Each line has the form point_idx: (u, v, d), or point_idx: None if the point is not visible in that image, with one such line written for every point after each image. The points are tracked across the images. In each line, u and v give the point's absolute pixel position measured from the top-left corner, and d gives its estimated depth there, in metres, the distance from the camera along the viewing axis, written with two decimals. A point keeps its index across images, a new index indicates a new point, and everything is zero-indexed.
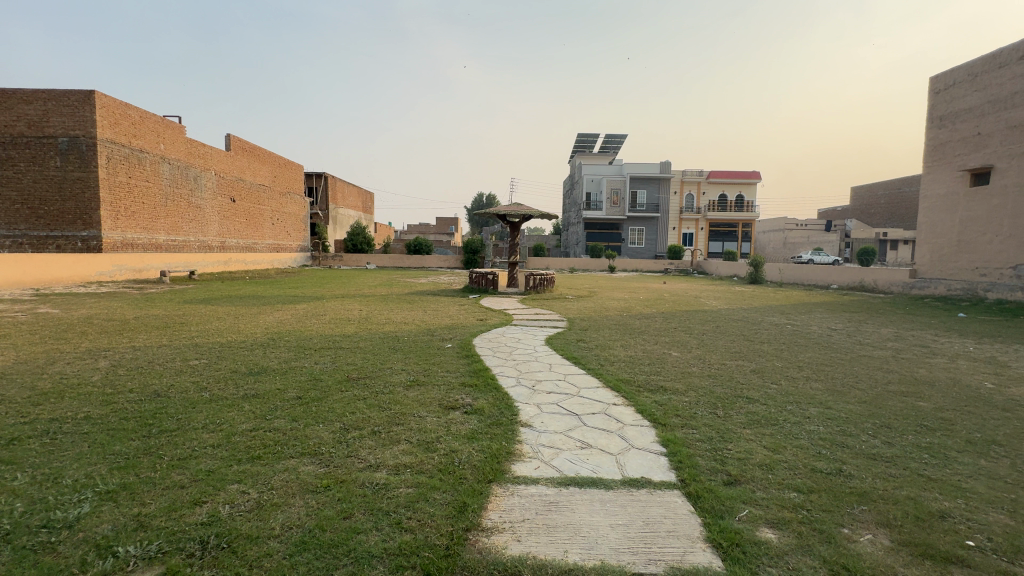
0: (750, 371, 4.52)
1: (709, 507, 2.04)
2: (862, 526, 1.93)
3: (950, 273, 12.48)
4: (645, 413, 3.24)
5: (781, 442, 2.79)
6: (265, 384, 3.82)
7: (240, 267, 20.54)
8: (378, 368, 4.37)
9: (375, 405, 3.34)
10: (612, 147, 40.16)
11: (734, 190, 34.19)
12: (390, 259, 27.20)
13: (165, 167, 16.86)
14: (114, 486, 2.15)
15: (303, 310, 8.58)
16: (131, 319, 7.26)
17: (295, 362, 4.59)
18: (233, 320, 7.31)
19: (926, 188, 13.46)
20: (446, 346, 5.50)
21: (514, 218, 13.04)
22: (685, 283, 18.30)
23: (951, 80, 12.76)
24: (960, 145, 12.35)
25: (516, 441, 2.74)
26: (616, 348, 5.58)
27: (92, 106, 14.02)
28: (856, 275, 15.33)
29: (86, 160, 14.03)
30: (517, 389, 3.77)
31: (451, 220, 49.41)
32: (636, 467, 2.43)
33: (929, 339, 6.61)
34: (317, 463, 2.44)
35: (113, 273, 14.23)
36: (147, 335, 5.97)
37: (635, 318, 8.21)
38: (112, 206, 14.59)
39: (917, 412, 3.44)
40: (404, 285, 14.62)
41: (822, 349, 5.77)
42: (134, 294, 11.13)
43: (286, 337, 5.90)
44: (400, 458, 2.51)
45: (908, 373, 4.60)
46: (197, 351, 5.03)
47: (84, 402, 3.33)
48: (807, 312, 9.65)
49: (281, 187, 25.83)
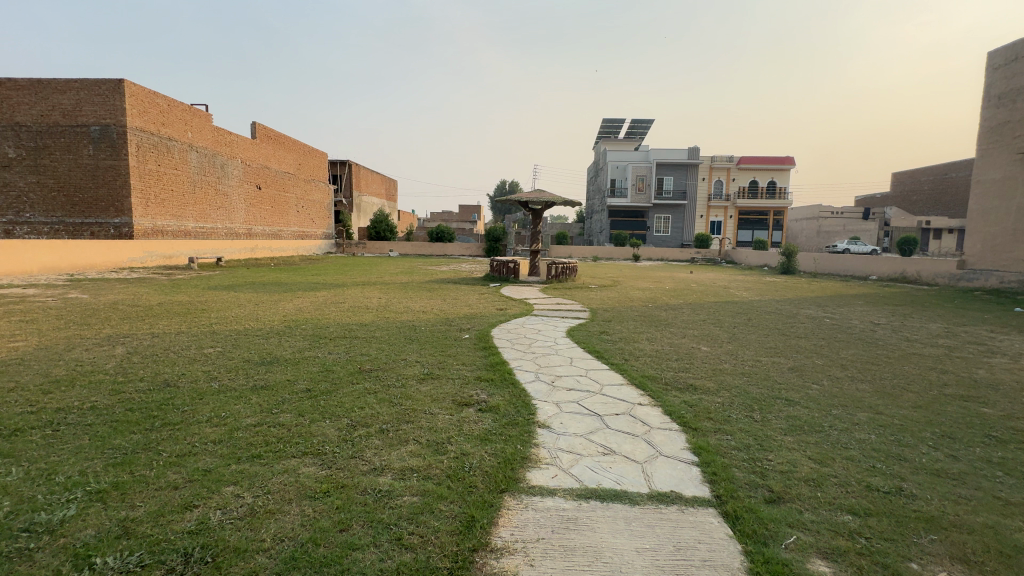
0: (787, 369, 4.20)
1: (750, 531, 1.79)
2: (933, 561, 1.65)
3: (1003, 264, 11.65)
4: (673, 415, 2.99)
5: (828, 454, 2.50)
6: (276, 376, 3.70)
7: (266, 255, 20.99)
8: (391, 360, 4.22)
9: (386, 400, 3.17)
10: (639, 132, 39.09)
11: (766, 176, 32.90)
12: (412, 247, 27.18)
13: (193, 155, 17.15)
14: (105, 486, 2.03)
15: (323, 298, 8.53)
16: (155, 305, 7.33)
17: (308, 352, 4.48)
18: (252, 307, 7.29)
19: (979, 172, 12.54)
20: (464, 337, 5.32)
21: (536, 205, 12.74)
22: (714, 273, 17.70)
23: (1012, 54, 11.76)
24: (1019, 125, 11.42)
25: (533, 444, 2.53)
26: (640, 341, 5.29)
27: (121, 94, 14.27)
28: (898, 266, 14.50)
29: (117, 148, 14.34)
30: (535, 386, 3.56)
31: (474, 208, 49.33)
32: (664, 479, 2.18)
33: (985, 336, 6.11)
34: (319, 463, 2.28)
35: (143, 259, 14.60)
36: (167, 322, 5.97)
37: (661, 309, 7.87)
38: (142, 193, 14.91)
39: (982, 420, 3.08)
40: (426, 273, 14.60)
41: (865, 345, 5.35)
42: (162, 279, 11.36)
43: (302, 326, 5.82)
44: (407, 461, 2.34)
45: (967, 375, 4.19)
46: (213, 339, 4.99)
47: (93, 391, 3.27)
48: (845, 305, 9.12)
49: (306, 175, 26.08)
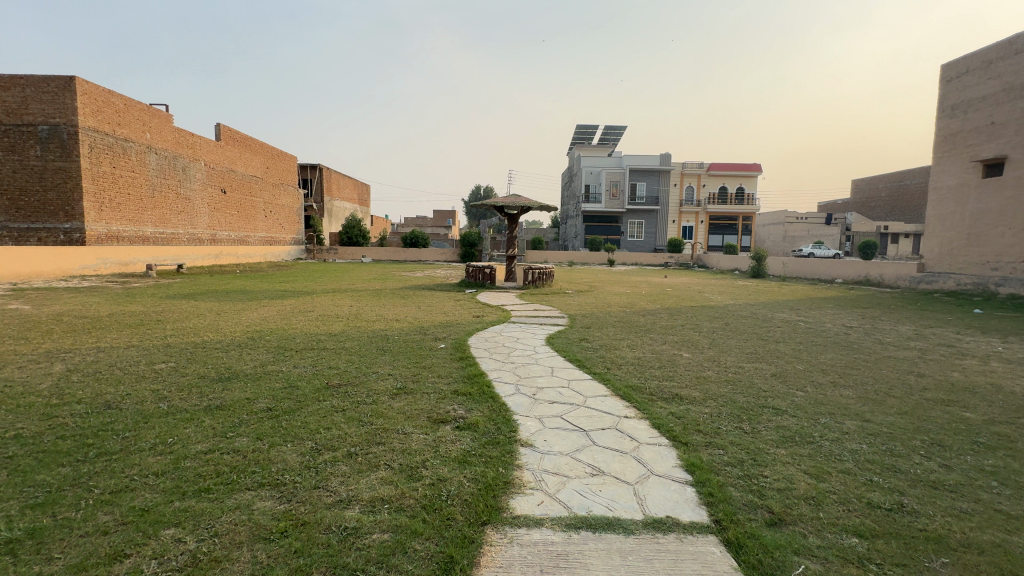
0: (770, 376, 4.13)
1: (755, 563, 1.65)
2: None
3: (960, 267, 12.12)
4: (661, 428, 2.84)
5: (823, 467, 2.39)
6: (234, 393, 3.40)
7: (232, 261, 20.10)
8: (362, 373, 3.96)
9: (355, 420, 2.92)
10: (612, 138, 39.57)
11: (735, 183, 33.75)
12: (385, 253, 26.67)
13: (152, 157, 16.34)
14: (18, 534, 1.74)
15: (290, 307, 8.12)
16: (104, 316, 6.81)
17: (271, 366, 4.17)
18: (213, 317, 6.86)
19: (936, 180, 13.06)
20: (439, 346, 5.09)
21: (513, 210, 12.59)
22: (687, 277, 17.91)
23: (963, 68, 12.32)
24: (972, 135, 11.96)
25: (516, 465, 2.34)
26: (622, 348, 5.17)
27: (73, 92, 13.48)
28: (861, 269, 14.95)
29: (67, 149, 13.51)
30: (515, 399, 3.36)
31: (449, 213, 48.98)
32: (659, 503, 2.03)
33: (953, 338, 6.24)
34: (277, 496, 2.04)
35: (97, 266, 13.71)
36: (117, 334, 5.53)
37: (640, 314, 7.81)
38: (95, 197, 14.09)
39: (967, 425, 3.05)
40: (399, 279, 14.29)
41: (842, 349, 5.36)
42: (117, 288, 10.71)
43: (267, 337, 5.48)
44: (377, 490, 2.10)
45: (944, 378, 4.21)
46: (167, 353, 4.61)
47: (20, 417, 2.90)
48: (816, 308, 9.28)
49: (275, 179, 25.26)
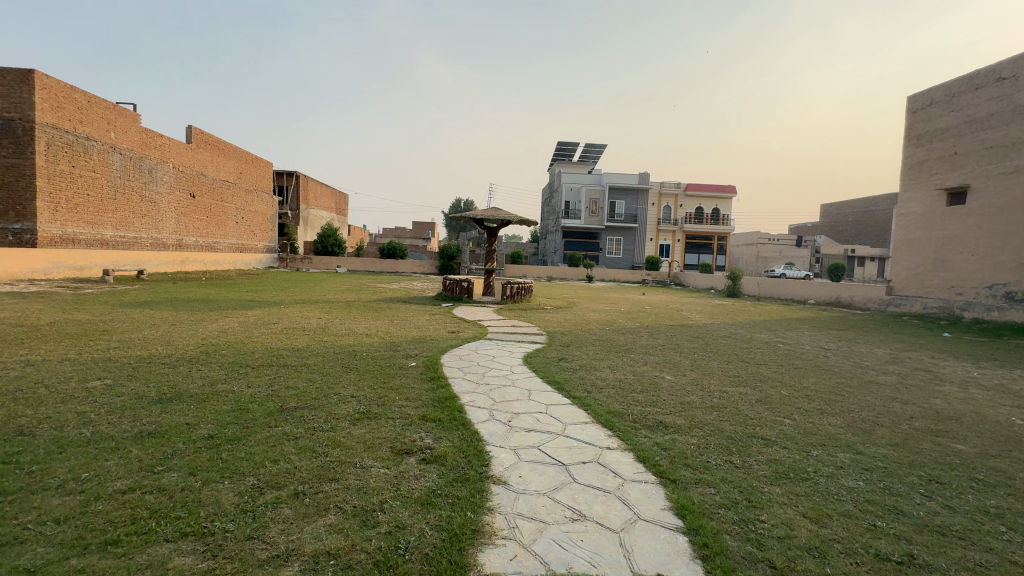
0: (755, 402, 3.95)
1: None
2: None
3: (926, 291, 12.43)
4: (647, 462, 2.60)
5: (823, 510, 2.19)
6: (172, 418, 3.02)
7: (198, 268, 19.39)
8: (322, 395, 3.60)
9: (308, 451, 2.59)
10: (592, 156, 40.09)
11: (710, 204, 34.45)
12: (361, 263, 26.12)
13: (116, 157, 15.60)
14: None
15: (254, 318, 7.64)
16: (44, 325, 6.24)
17: (220, 386, 3.77)
18: (166, 328, 6.38)
19: (903, 206, 13.46)
20: (409, 365, 4.77)
21: (491, 223, 12.37)
22: (664, 295, 17.99)
23: (928, 100, 12.81)
24: (936, 164, 12.39)
25: (487, 509, 2.06)
26: (602, 369, 4.95)
27: (31, 87, 12.82)
28: (833, 291, 15.21)
29: (21, 145, 12.75)
30: (489, 427, 3.08)
31: (428, 225, 48.61)
32: (647, 556, 1.78)
33: (929, 363, 6.23)
34: (201, 551, 1.71)
35: (49, 270, 12.89)
36: (52, 346, 5.01)
37: (619, 333, 7.63)
38: (51, 197, 13.31)
39: (961, 460, 2.91)
40: (373, 291, 13.88)
41: (823, 373, 5.26)
42: (67, 294, 10.02)
43: (223, 351, 5.06)
44: (322, 541, 1.80)
45: (928, 406, 4.11)
46: (106, 369, 4.16)
47: None
48: (793, 329, 9.29)
49: (247, 184, 24.50)
